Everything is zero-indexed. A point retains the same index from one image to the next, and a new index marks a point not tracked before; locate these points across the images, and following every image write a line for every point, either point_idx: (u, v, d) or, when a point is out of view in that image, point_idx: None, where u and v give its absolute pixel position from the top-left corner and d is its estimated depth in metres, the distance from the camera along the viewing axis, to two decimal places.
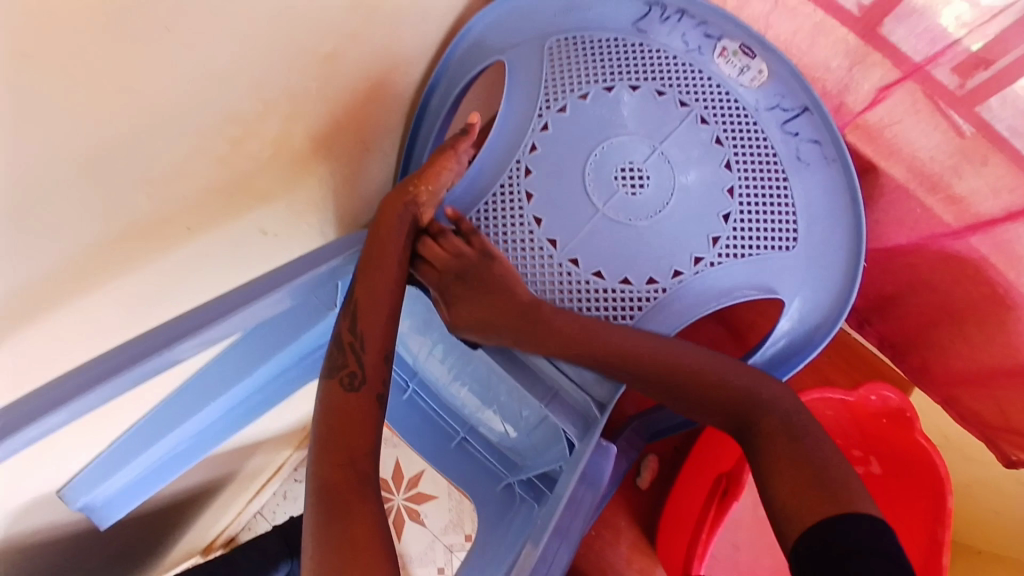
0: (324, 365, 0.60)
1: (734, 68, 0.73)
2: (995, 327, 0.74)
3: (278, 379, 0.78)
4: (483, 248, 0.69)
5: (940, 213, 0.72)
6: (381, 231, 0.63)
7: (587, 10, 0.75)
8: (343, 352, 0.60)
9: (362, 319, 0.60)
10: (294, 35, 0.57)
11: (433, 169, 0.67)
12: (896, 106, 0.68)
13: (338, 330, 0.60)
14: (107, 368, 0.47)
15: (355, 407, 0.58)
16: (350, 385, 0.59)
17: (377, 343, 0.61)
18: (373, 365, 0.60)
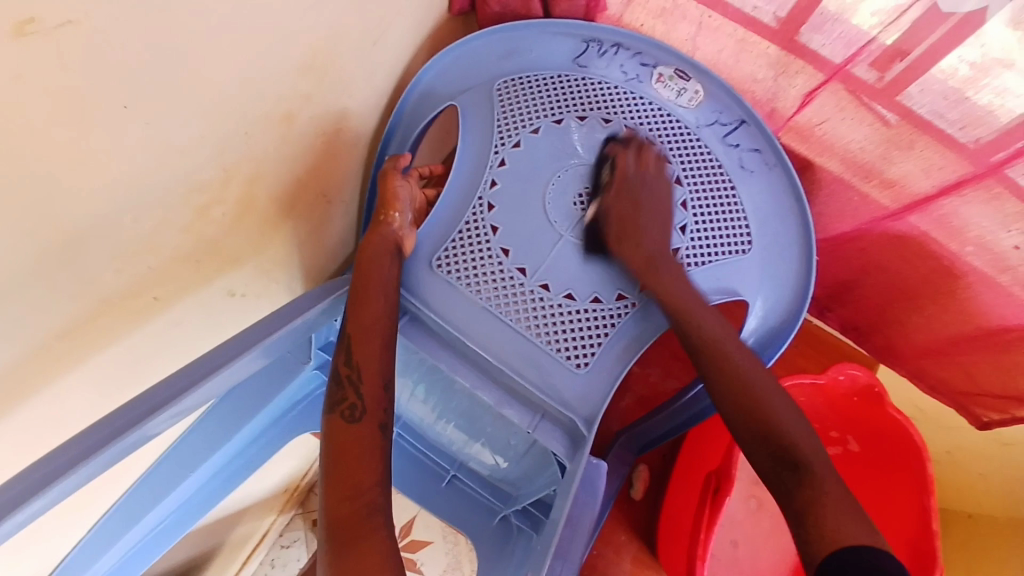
0: (324, 404, 0.60)
1: (672, 91, 0.78)
2: (948, 298, 0.80)
3: (257, 441, 0.78)
4: (635, 172, 0.73)
5: (879, 197, 0.77)
6: (365, 272, 0.66)
7: (529, 53, 0.81)
8: (342, 387, 0.60)
9: (357, 351, 0.62)
10: (252, 102, 0.59)
11: (390, 194, 0.71)
12: (823, 107, 0.74)
13: (336, 365, 0.62)
14: (87, 445, 0.46)
15: (359, 437, 0.58)
16: (351, 417, 0.59)
17: (373, 373, 0.61)
18: (373, 395, 0.60)
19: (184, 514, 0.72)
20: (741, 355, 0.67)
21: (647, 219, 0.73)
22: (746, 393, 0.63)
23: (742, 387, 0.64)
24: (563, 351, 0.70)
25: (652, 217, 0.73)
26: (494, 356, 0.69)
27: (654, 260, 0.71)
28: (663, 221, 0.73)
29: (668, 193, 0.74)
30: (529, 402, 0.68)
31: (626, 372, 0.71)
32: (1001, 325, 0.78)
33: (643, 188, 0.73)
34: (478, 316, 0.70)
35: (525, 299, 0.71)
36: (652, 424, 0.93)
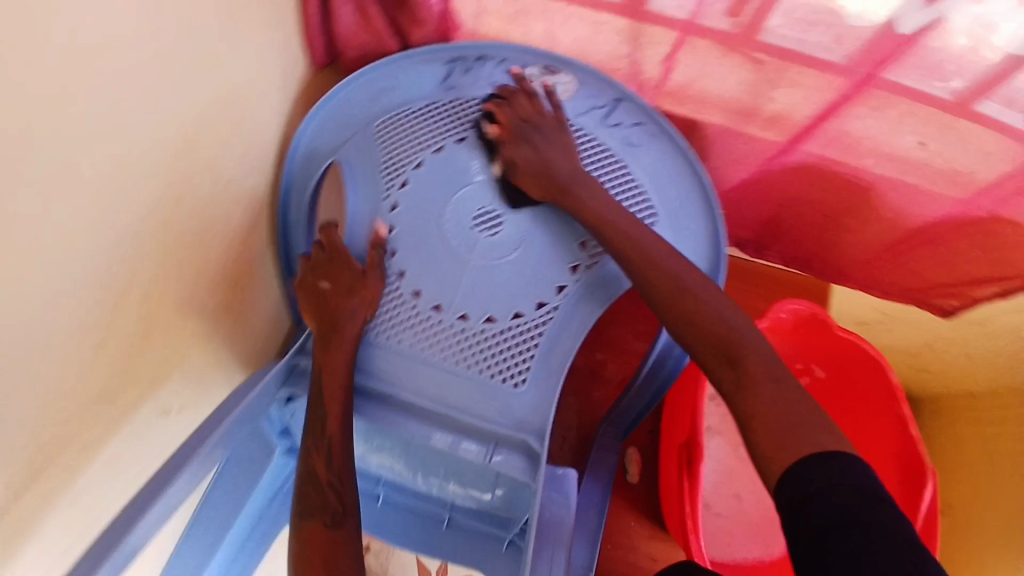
0: (298, 508, 0.63)
1: (545, 88, 0.79)
2: (866, 207, 0.82)
3: (253, 536, 0.81)
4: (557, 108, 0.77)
5: (770, 136, 0.77)
6: (329, 358, 0.67)
7: (396, 88, 0.80)
8: (319, 493, 0.63)
9: (334, 455, 0.65)
10: (119, 221, 0.58)
11: (354, 280, 0.71)
12: (688, 65, 0.74)
13: (310, 466, 0.64)
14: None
15: (332, 539, 0.61)
16: (333, 522, 0.62)
17: (347, 474, 0.65)
18: (349, 496, 0.64)
19: None
20: (686, 271, 0.67)
21: (555, 157, 0.74)
22: (676, 293, 0.65)
23: (693, 307, 0.64)
24: (497, 374, 0.70)
25: (562, 155, 0.74)
26: (431, 400, 0.69)
27: (572, 176, 0.73)
28: (574, 163, 0.74)
29: (570, 154, 0.75)
30: (480, 434, 0.68)
31: (565, 373, 0.71)
32: (925, 220, 0.80)
33: (541, 139, 0.75)
34: (408, 362, 0.70)
35: (446, 335, 0.71)
36: (626, 406, 0.94)
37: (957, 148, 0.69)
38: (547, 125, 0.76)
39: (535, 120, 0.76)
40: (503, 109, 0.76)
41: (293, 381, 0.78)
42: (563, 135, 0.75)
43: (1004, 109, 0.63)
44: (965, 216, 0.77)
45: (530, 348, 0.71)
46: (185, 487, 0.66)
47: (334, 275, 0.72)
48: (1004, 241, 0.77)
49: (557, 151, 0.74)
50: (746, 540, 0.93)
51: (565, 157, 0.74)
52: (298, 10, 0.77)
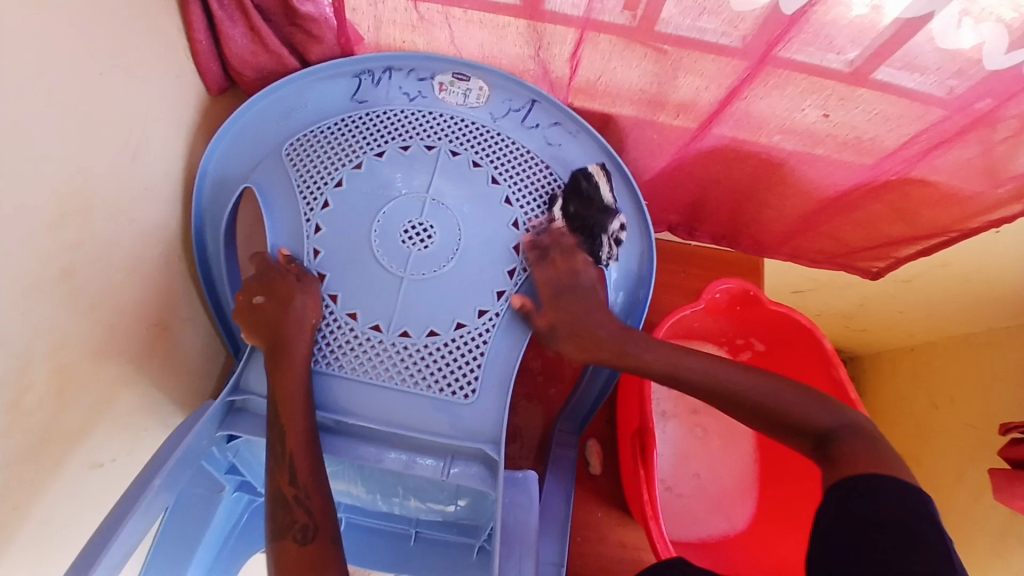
0: (269, 529, 0.58)
1: (459, 95, 0.78)
2: (780, 183, 0.84)
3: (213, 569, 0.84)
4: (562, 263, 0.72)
5: (682, 123, 0.79)
6: (283, 373, 0.64)
7: (305, 108, 0.78)
8: (290, 509, 0.58)
9: (300, 470, 0.60)
10: (14, 283, 0.55)
11: (285, 287, 0.68)
12: (593, 60, 0.74)
13: (278, 486, 0.59)
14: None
15: (315, 557, 0.56)
16: (304, 539, 0.57)
17: (318, 489, 0.60)
18: (321, 510, 0.59)
19: None
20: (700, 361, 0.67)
21: (589, 312, 0.71)
22: (733, 392, 0.64)
23: (742, 389, 0.63)
24: (446, 389, 0.68)
25: (592, 306, 0.72)
26: (382, 421, 0.66)
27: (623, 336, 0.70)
28: (603, 314, 0.72)
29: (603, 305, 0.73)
30: (434, 449, 0.67)
31: (513, 377, 0.70)
32: (837, 189, 0.83)
33: (575, 287, 0.72)
34: (352, 389, 0.68)
35: (388, 355, 0.69)
36: (579, 400, 0.97)
37: (859, 114, 0.71)
38: (544, 268, 0.72)
39: (561, 283, 0.72)
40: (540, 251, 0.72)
41: (234, 418, 0.69)
42: (584, 309, 0.71)
43: (900, 72, 0.65)
44: (872, 181, 0.80)
45: (475, 358, 0.70)
46: (117, 555, 0.58)
47: (268, 285, 0.68)
48: (915, 200, 0.80)
49: (570, 314, 0.71)
50: (707, 519, 0.95)
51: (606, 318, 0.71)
52: (187, 35, 0.74)
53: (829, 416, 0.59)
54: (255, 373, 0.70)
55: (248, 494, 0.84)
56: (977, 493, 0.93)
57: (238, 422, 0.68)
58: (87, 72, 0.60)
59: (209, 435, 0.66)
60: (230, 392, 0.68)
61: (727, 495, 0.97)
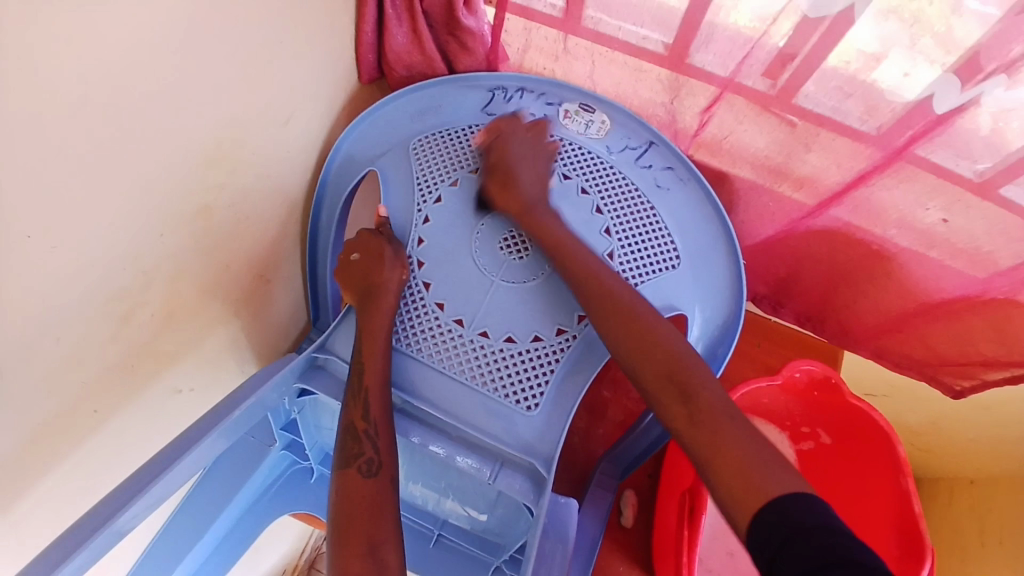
0: (338, 456, 0.59)
1: (581, 124, 0.81)
2: (883, 276, 0.83)
3: (238, 527, 0.84)
4: (496, 150, 0.77)
5: (796, 196, 0.79)
6: (369, 321, 0.67)
7: (438, 109, 0.83)
8: (358, 441, 0.59)
9: (373, 406, 0.61)
10: (159, 204, 0.61)
11: (372, 249, 0.72)
12: (723, 120, 0.77)
13: (350, 418, 0.60)
14: (60, 553, 0.51)
15: (374, 492, 0.57)
16: (369, 471, 0.58)
17: (387, 429, 0.61)
18: (388, 449, 0.60)
19: None
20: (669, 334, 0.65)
21: (540, 212, 0.74)
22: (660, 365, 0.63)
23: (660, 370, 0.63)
24: (511, 395, 0.70)
25: (539, 211, 0.74)
26: (443, 410, 0.68)
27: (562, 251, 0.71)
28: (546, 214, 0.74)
29: (540, 190, 0.75)
30: (486, 453, 0.67)
31: (578, 404, 0.70)
32: (942, 296, 0.81)
33: (527, 177, 0.75)
34: (425, 372, 0.70)
35: (466, 349, 0.71)
36: (630, 444, 0.95)
37: (981, 225, 0.70)
38: (495, 159, 0.77)
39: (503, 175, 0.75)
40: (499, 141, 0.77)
41: (312, 374, 0.72)
42: (526, 204, 0.74)
43: None
44: (979, 296, 0.78)
45: (545, 373, 0.71)
46: (176, 480, 0.59)
47: (363, 244, 0.73)
48: (1015, 324, 0.77)
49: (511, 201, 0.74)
50: None
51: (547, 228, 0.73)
52: (354, 25, 0.80)
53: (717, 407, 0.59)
54: (341, 338, 0.75)
55: (295, 455, 0.87)
56: None
57: (314, 378, 0.72)
58: (271, 38, 0.67)
59: (287, 384, 0.70)
60: (315, 348, 0.73)
61: None
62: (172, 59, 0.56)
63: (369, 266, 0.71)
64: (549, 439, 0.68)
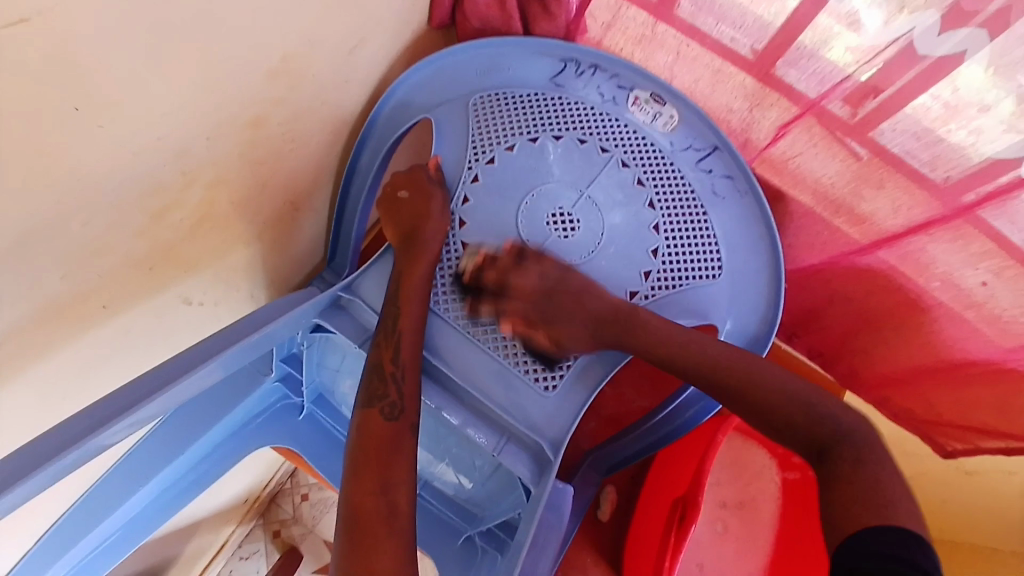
0: (363, 394, 0.60)
1: (648, 114, 0.79)
2: (912, 330, 0.82)
3: (210, 456, 0.80)
4: (419, 186, 0.71)
5: (848, 232, 0.78)
6: (408, 267, 0.66)
7: (507, 70, 0.80)
8: (384, 382, 0.59)
9: (404, 350, 0.61)
10: (217, 105, 0.58)
11: (421, 193, 0.71)
12: (797, 140, 0.75)
13: (379, 358, 0.61)
14: (47, 447, 0.47)
15: (393, 434, 0.57)
16: (391, 415, 0.58)
17: (414, 376, 0.61)
18: (413, 395, 0.60)
19: (138, 523, 0.76)
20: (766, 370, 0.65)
21: (425, 259, 0.67)
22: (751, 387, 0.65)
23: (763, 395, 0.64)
24: (531, 373, 0.68)
25: (425, 259, 0.67)
26: (461, 375, 0.67)
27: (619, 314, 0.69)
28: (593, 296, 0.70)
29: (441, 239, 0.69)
30: (495, 425, 0.66)
31: (595, 394, 0.69)
32: (964, 359, 0.80)
33: (410, 217, 0.69)
34: (448, 334, 0.69)
35: (493, 319, 0.69)
36: (619, 446, 0.92)
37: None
38: (428, 189, 0.71)
39: (407, 212, 0.70)
40: (426, 179, 0.72)
41: (333, 313, 0.69)
42: (403, 242, 0.68)
43: None
44: (1001, 365, 0.78)
45: (569, 357, 0.70)
46: (170, 397, 0.55)
47: (415, 184, 0.71)
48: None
49: (407, 236, 0.68)
50: None
51: (418, 273, 0.66)
52: None
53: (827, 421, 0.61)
54: (370, 280, 0.71)
55: (288, 389, 0.85)
56: None
57: (334, 316, 0.68)
58: None
59: (307, 317, 0.67)
60: (341, 286, 0.69)
61: None
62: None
63: (414, 210, 0.70)
64: (562, 418, 0.67)
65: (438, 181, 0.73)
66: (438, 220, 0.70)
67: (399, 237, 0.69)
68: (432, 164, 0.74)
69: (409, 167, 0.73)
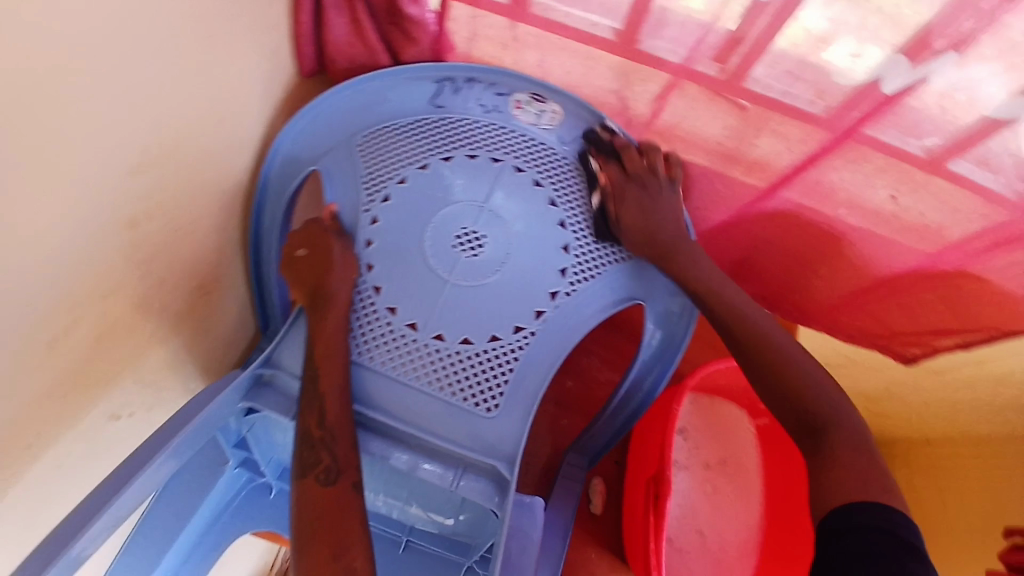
0: (295, 466, 0.60)
1: (532, 115, 0.79)
2: (835, 256, 0.83)
3: (195, 551, 0.81)
4: (316, 240, 0.70)
5: (748, 180, 0.79)
6: (320, 325, 0.65)
7: (383, 104, 0.79)
8: (315, 448, 0.60)
9: (327, 412, 0.61)
10: (90, 217, 0.57)
11: (320, 244, 0.70)
12: (676, 106, 0.76)
13: (305, 426, 0.60)
14: None
15: (335, 499, 0.58)
16: (327, 480, 0.59)
17: (344, 437, 0.61)
18: (345, 454, 0.60)
19: None
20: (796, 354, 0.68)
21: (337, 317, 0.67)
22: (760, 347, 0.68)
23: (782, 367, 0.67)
24: (470, 398, 0.68)
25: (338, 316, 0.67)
26: (403, 419, 0.67)
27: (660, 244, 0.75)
28: (672, 222, 0.77)
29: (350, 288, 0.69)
30: (448, 457, 0.67)
31: (536, 403, 0.70)
32: (892, 271, 0.82)
33: (314, 273, 0.68)
34: (381, 381, 0.68)
35: (421, 355, 0.69)
36: (591, 436, 0.93)
37: (928, 201, 0.71)
38: (326, 237, 0.71)
39: (310, 268, 0.69)
40: (323, 228, 0.71)
41: (258, 392, 0.68)
42: (313, 299, 0.67)
43: (974, 169, 0.66)
44: (927, 270, 0.79)
45: (504, 373, 0.70)
46: (121, 510, 0.56)
47: (312, 239, 0.70)
48: (965, 295, 0.79)
49: (314, 293, 0.68)
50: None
51: (332, 329, 0.66)
52: (291, 18, 0.77)
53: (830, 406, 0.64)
54: (288, 350, 0.70)
55: (250, 471, 0.84)
56: None
57: (260, 394, 0.67)
58: (204, 43, 0.64)
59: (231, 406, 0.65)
60: (259, 364, 0.68)
61: (726, 560, 0.94)
62: (99, 58, 0.52)
63: (317, 266, 0.69)
64: (509, 433, 0.68)
65: (335, 229, 0.72)
66: (341, 268, 0.69)
67: (307, 295, 0.68)
68: (328, 215, 0.73)
69: (304, 224, 0.72)
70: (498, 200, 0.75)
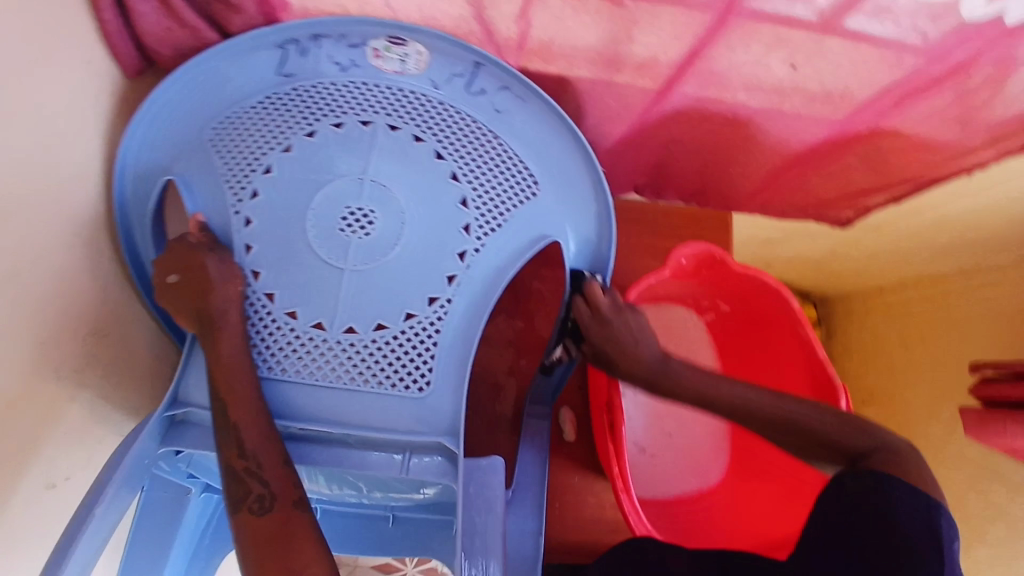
0: (228, 502, 0.57)
1: (395, 61, 0.72)
2: (747, 140, 0.79)
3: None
4: (188, 259, 0.64)
5: (639, 82, 0.73)
6: (214, 354, 0.60)
7: (227, 86, 0.71)
8: (243, 481, 0.56)
9: (247, 440, 0.57)
10: None
11: (192, 263, 0.63)
12: (544, 19, 0.68)
13: (226, 461, 0.57)
14: None
15: (279, 524, 0.55)
16: (262, 508, 0.56)
17: (273, 459, 0.58)
18: (278, 477, 0.57)
19: None
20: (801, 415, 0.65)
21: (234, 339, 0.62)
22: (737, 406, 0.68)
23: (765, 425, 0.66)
24: (398, 383, 0.65)
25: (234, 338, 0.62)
26: (333, 423, 0.63)
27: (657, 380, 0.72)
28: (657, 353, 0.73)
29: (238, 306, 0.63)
30: (391, 446, 0.65)
31: (469, 367, 0.66)
32: (806, 143, 0.78)
33: (195, 297, 0.63)
34: (300, 391, 0.64)
35: (334, 354, 0.64)
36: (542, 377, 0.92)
37: (830, 66, 0.66)
38: (198, 254, 0.64)
39: (190, 292, 0.63)
40: (191, 245, 0.64)
41: (180, 431, 0.64)
42: (200, 325, 0.62)
43: (870, 22, 0.61)
44: (839, 134, 0.76)
45: (428, 349, 0.66)
46: None
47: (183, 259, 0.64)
48: (880, 150, 0.76)
49: (200, 319, 0.62)
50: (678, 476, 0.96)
51: (227, 354, 0.61)
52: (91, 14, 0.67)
53: (861, 438, 0.62)
54: (193, 382, 0.65)
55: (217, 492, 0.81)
56: (950, 434, 0.91)
57: (182, 435, 0.63)
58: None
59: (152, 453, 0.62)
60: (168, 406, 0.63)
61: (699, 453, 0.97)
62: None
63: (196, 288, 0.63)
64: (444, 407, 0.65)
65: (206, 241, 0.65)
66: (221, 285, 0.63)
67: (195, 322, 0.63)
68: (195, 226, 0.66)
69: (171, 243, 0.65)
70: (378, 168, 0.68)
